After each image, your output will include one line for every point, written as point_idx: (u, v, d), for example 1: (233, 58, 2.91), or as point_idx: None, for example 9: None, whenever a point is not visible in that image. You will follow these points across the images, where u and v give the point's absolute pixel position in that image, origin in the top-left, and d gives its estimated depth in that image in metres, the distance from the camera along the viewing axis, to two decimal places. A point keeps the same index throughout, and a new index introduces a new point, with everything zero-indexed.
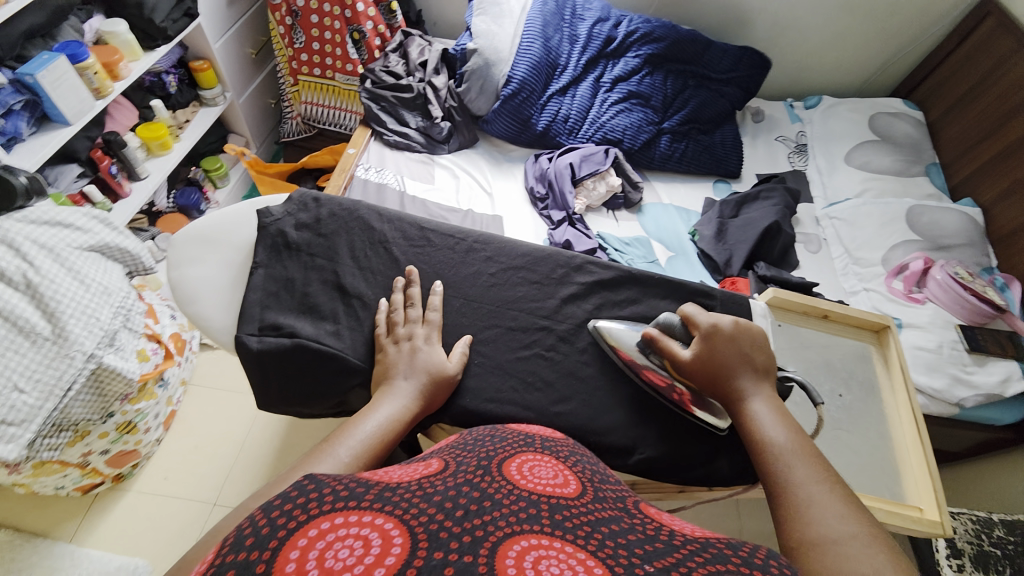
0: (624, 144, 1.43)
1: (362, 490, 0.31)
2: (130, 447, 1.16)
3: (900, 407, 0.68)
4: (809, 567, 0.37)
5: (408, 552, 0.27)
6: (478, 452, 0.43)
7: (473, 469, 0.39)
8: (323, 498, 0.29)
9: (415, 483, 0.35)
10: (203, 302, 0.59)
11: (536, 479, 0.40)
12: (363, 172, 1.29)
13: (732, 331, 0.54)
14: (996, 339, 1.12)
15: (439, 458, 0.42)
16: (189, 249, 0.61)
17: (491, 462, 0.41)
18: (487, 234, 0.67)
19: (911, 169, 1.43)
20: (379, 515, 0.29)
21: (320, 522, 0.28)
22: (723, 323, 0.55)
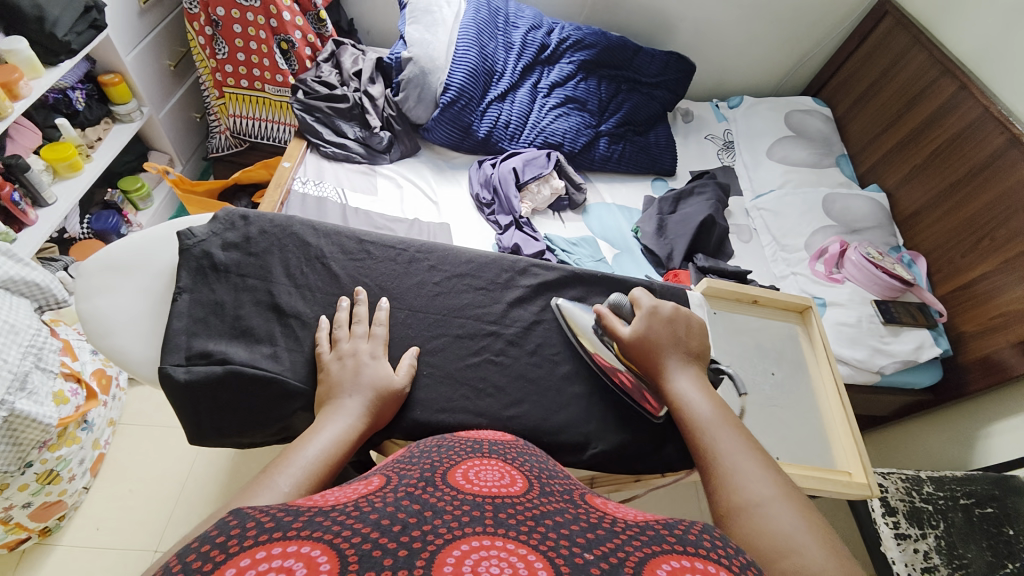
0: (564, 148, 1.46)
1: (290, 519, 0.30)
2: (54, 498, 1.05)
3: (825, 380, 0.75)
4: (738, 533, 0.42)
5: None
6: (423, 463, 0.43)
7: (416, 480, 0.39)
8: (244, 534, 0.28)
9: (352, 501, 0.34)
10: (121, 334, 0.55)
11: (481, 483, 0.40)
12: (301, 185, 1.24)
13: (669, 315, 0.57)
14: (907, 310, 1.24)
15: (380, 474, 0.41)
16: (102, 278, 0.56)
17: (436, 472, 0.41)
18: (429, 243, 0.66)
19: (823, 161, 1.56)
20: (306, 543, 0.28)
21: (241, 559, 0.27)
22: (662, 306, 0.58)
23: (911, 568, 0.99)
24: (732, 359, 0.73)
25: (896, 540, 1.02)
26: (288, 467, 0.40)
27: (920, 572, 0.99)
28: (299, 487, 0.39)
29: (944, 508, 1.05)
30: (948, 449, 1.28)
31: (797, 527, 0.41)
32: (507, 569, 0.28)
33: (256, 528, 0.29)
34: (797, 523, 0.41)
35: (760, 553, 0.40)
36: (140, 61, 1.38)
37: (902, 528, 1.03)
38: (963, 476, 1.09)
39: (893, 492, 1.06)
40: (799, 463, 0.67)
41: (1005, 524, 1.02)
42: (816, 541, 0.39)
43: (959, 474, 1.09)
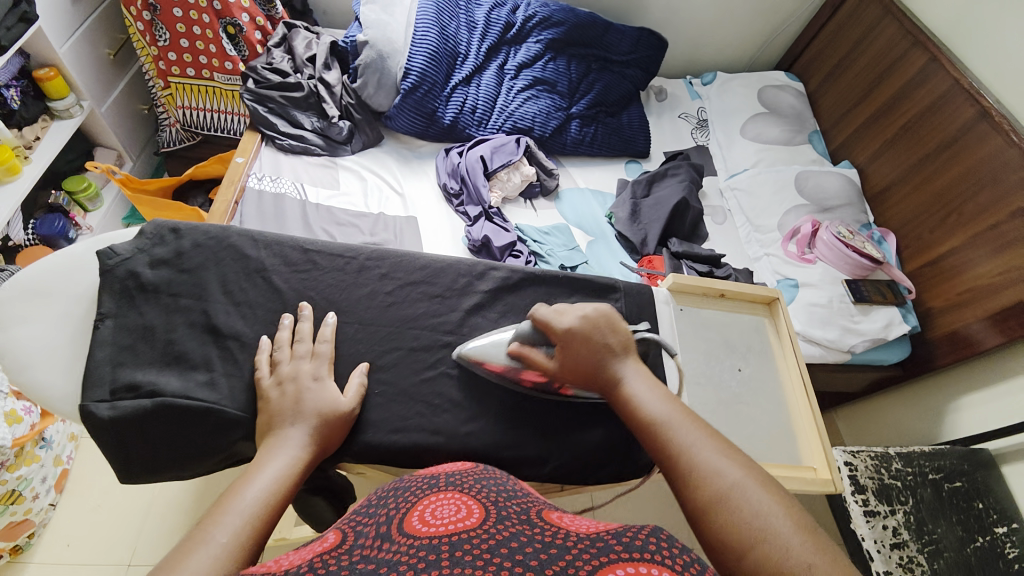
0: (535, 132, 1.42)
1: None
2: (19, 519, 1.01)
3: (791, 374, 0.74)
4: (719, 530, 0.41)
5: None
6: (379, 517, 0.42)
7: (371, 538, 0.38)
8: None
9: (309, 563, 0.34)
10: (38, 367, 0.51)
11: (436, 522, 0.40)
12: (256, 182, 1.18)
13: (581, 329, 0.53)
14: (877, 288, 1.25)
15: (337, 531, 0.42)
16: (10, 306, 0.51)
17: (392, 524, 0.40)
18: (380, 250, 0.62)
19: (796, 138, 1.54)
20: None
21: None
22: (571, 320, 0.53)
23: (880, 544, 1.02)
24: (698, 355, 0.72)
25: (866, 518, 1.04)
26: (227, 516, 0.37)
27: (890, 548, 1.02)
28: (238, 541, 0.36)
29: (914, 485, 1.08)
30: (914, 423, 1.31)
31: (767, 504, 0.41)
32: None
33: None
34: (768, 501, 0.41)
35: (742, 547, 0.39)
36: (75, 51, 1.28)
37: (871, 505, 1.05)
38: (932, 451, 1.11)
39: (862, 470, 1.08)
40: (764, 461, 0.67)
41: (975, 499, 1.06)
42: (782, 514, 0.40)
43: (930, 449, 1.11)
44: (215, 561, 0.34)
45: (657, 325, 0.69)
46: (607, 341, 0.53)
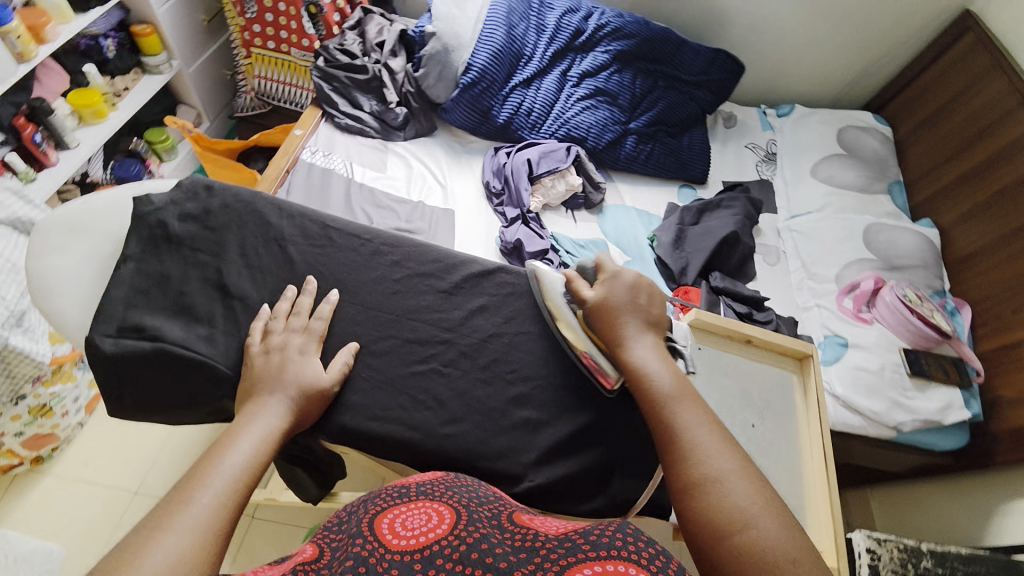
0: (588, 143, 1.38)
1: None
2: (46, 431, 1.10)
3: (812, 442, 0.67)
4: (699, 510, 0.42)
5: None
6: (350, 527, 0.42)
7: (342, 549, 0.38)
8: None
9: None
10: (60, 296, 0.54)
11: (407, 531, 0.39)
12: (309, 155, 1.22)
13: (631, 283, 0.56)
14: (940, 364, 1.12)
15: (313, 542, 0.41)
16: (52, 236, 0.55)
17: (362, 529, 0.40)
18: (398, 236, 0.62)
19: (873, 185, 1.42)
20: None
21: None
22: (626, 274, 0.57)
23: None
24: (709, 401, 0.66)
25: None
26: (208, 481, 0.40)
27: None
28: (222, 505, 0.40)
29: None
30: (960, 518, 1.16)
31: (754, 500, 0.41)
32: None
33: None
34: (755, 496, 0.42)
35: (720, 528, 0.40)
36: (173, 14, 1.38)
37: None
38: (968, 555, 0.97)
39: (884, 561, 0.97)
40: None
41: None
42: (766, 510, 0.41)
43: (966, 551, 0.98)
44: (198, 523, 0.37)
45: None
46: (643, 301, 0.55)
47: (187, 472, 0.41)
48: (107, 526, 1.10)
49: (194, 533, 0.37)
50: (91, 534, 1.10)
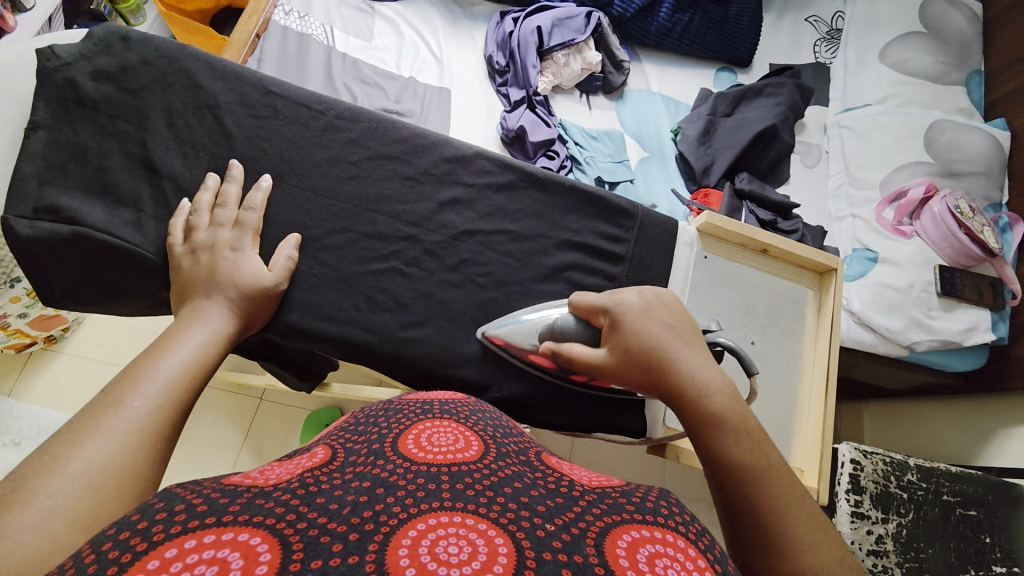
0: (613, 9, 1.17)
1: (227, 501, 0.28)
2: (52, 313, 1.12)
3: (816, 364, 0.62)
4: None
5: (277, 567, 0.24)
6: (372, 431, 0.40)
7: (364, 454, 0.36)
8: (171, 519, 0.26)
9: (297, 479, 0.32)
10: None
11: (434, 450, 0.37)
12: (283, 16, 1.04)
13: (641, 306, 0.45)
14: (976, 284, 1.02)
15: (326, 444, 0.38)
16: None
17: (386, 440, 0.38)
18: (356, 110, 0.52)
19: (949, 75, 1.17)
20: (245, 530, 0.26)
21: (165, 551, 0.24)
22: (630, 299, 0.46)
23: (857, 547, 0.94)
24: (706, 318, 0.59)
25: (851, 518, 0.95)
26: (142, 382, 0.37)
27: (867, 553, 0.94)
28: (160, 410, 0.37)
29: (919, 500, 0.97)
30: (957, 438, 1.15)
31: None
32: (466, 549, 0.27)
33: (185, 511, 0.27)
34: None
35: None
36: None
37: (863, 507, 0.95)
38: (955, 473, 0.99)
39: (867, 472, 0.97)
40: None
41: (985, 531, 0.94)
42: None
43: (955, 470, 0.99)
44: (131, 426, 0.35)
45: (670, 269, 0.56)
46: (667, 322, 0.44)
47: (120, 373, 0.38)
48: None
49: (127, 436, 0.34)
50: None
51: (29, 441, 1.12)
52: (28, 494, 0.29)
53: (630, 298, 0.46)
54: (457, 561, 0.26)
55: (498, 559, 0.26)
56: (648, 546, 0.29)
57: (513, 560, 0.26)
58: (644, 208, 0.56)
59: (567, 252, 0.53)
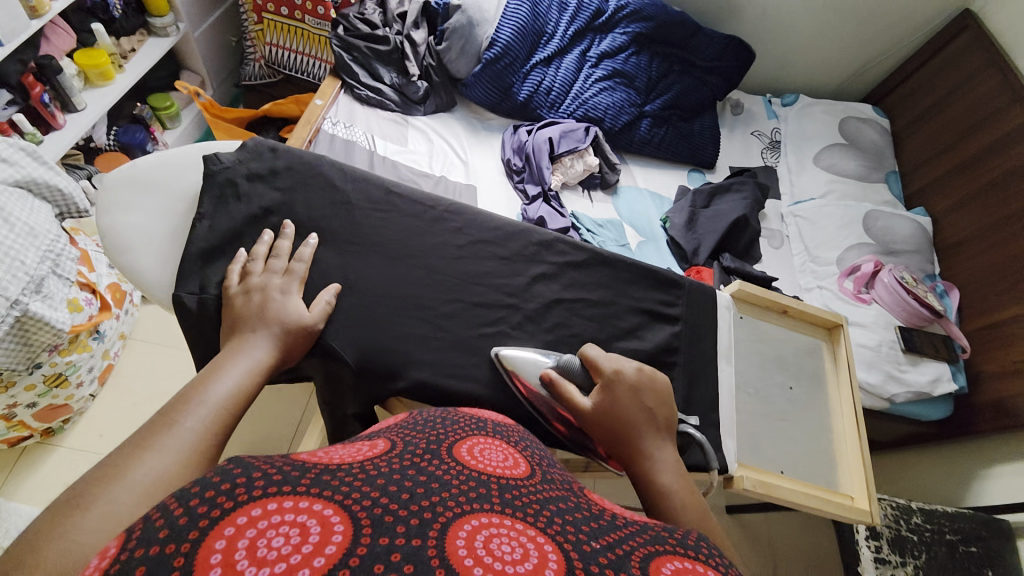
0: (605, 124, 1.40)
1: (298, 474, 0.32)
2: (60, 402, 1.09)
3: (843, 402, 0.73)
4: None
5: (350, 540, 0.28)
6: (429, 433, 0.44)
7: (421, 450, 0.40)
8: (253, 483, 0.30)
9: (358, 464, 0.36)
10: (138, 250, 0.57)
11: (485, 461, 0.41)
12: (331, 126, 1.21)
13: (633, 380, 0.55)
14: (931, 341, 1.20)
15: (385, 437, 0.43)
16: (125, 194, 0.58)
17: (442, 444, 0.42)
18: (460, 205, 0.65)
19: (871, 175, 1.47)
20: (318, 500, 0.30)
21: (251, 509, 0.28)
22: (625, 370, 0.55)
23: None
24: (751, 363, 0.71)
25: (875, 564, 1.02)
26: (195, 407, 0.44)
27: None
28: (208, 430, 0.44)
29: (929, 541, 1.04)
30: (939, 482, 1.27)
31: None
32: (519, 549, 0.31)
33: (263, 478, 0.31)
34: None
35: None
36: None
37: (884, 553, 1.02)
38: (953, 512, 1.07)
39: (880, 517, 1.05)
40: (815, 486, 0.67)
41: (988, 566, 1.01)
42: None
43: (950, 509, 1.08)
44: (179, 444, 0.41)
45: (719, 329, 0.68)
46: (649, 405, 0.53)
47: (176, 395, 0.45)
48: None
49: (175, 453, 0.40)
50: None
51: None
52: (93, 498, 0.35)
53: (625, 369, 0.55)
54: (511, 558, 0.30)
55: (550, 561, 0.30)
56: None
57: (563, 565, 0.30)
58: (691, 278, 0.68)
59: (635, 315, 0.65)
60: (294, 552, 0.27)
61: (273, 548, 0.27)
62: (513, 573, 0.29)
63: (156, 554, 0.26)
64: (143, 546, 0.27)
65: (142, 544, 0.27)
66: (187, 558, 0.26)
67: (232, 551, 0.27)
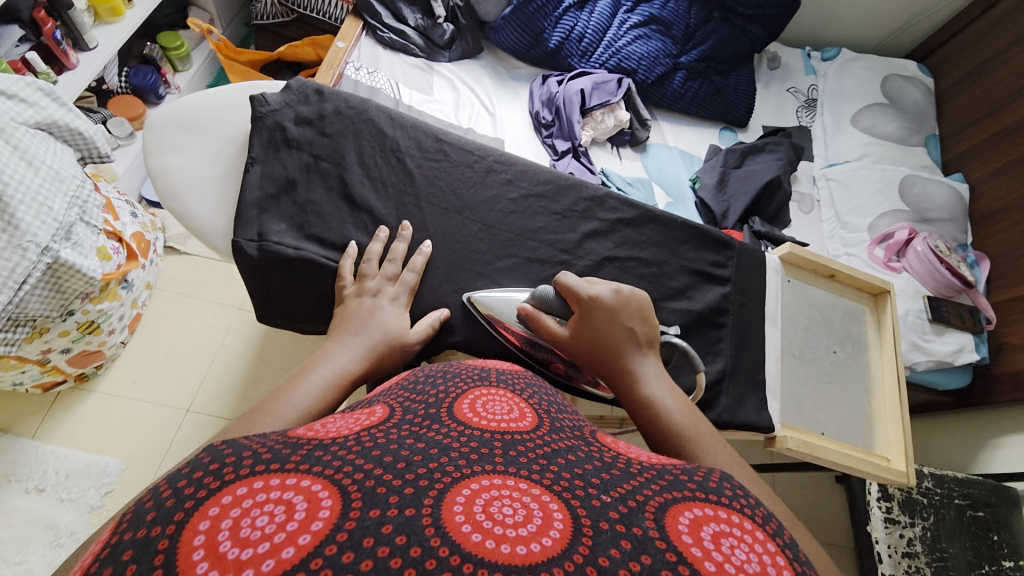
0: (638, 76, 1.32)
1: (288, 451, 0.30)
2: (93, 348, 1.12)
3: (885, 366, 0.80)
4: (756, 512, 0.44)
5: (338, 515, 0.26)
6: (429, 393, 0.42)
7: (420, 416, 0.37)
8: (240, 462, 0.29)
9: (354, 435, 0.33)
10: (200, 198, 0.66)
11: (489, 417, 0.39)
12: (353, 71, 1.16)
13: (611, 304, 0.57)
14: (958, 311, 1.20)
15: (383, 403, 0.41)
16: (186, 149, 0.68)
17: (442, 406, 0.40)
18: (509, 157, 0.72)
19: (911, 138, 1.41)
20: (306, 477, 0.28)
21: (236, 489, 0.27)
22: (603, 294, 0.57)
23: (892, 549, 1.06)
24: (798, 328, 0.78)
25: (884, 523, 1.08)
26: None
27: (900, 555, 1.05)
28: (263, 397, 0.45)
29: (938, 503, 1.09)
30: (952, 450, 1.32)
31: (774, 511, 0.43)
32: (521, 512, 0.28)
33: (251, 458, 0.30)
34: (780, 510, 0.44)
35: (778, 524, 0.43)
36: None
37: (893, 513, 1.08)
38: (965, 479, 1.11)
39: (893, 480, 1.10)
40: (843, 441, 0.75)
41: (992, 530, 1.08)
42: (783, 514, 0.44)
43: (961, 475, 1.11)
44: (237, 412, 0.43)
45: (766, 291, 0.76)
46: (631, 325, 0.56)
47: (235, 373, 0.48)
48: (161, 437, 1.18)
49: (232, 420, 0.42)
50: (144, 447, 1.17)
51: (54, 486, 1.11)
52: None
53: (602, 294, 0.57)
54: (513, 522, 0.28)
55: (555, 524, 0.28)
56: (713, 525, 0.30)
57: (569, 526, 0.28)
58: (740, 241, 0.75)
59: (685, 276, 0.72)
60: (277, 531, 0.25)
61: (256, 528, 0.25)
62: (513, 538, 0.27)
63: (143, 537, 0.25)
64: (131, 531, 0.25)
65: (131, 528, 0.26)
66: (171, 541, 0.25)
67: (216, 533, 0.25)
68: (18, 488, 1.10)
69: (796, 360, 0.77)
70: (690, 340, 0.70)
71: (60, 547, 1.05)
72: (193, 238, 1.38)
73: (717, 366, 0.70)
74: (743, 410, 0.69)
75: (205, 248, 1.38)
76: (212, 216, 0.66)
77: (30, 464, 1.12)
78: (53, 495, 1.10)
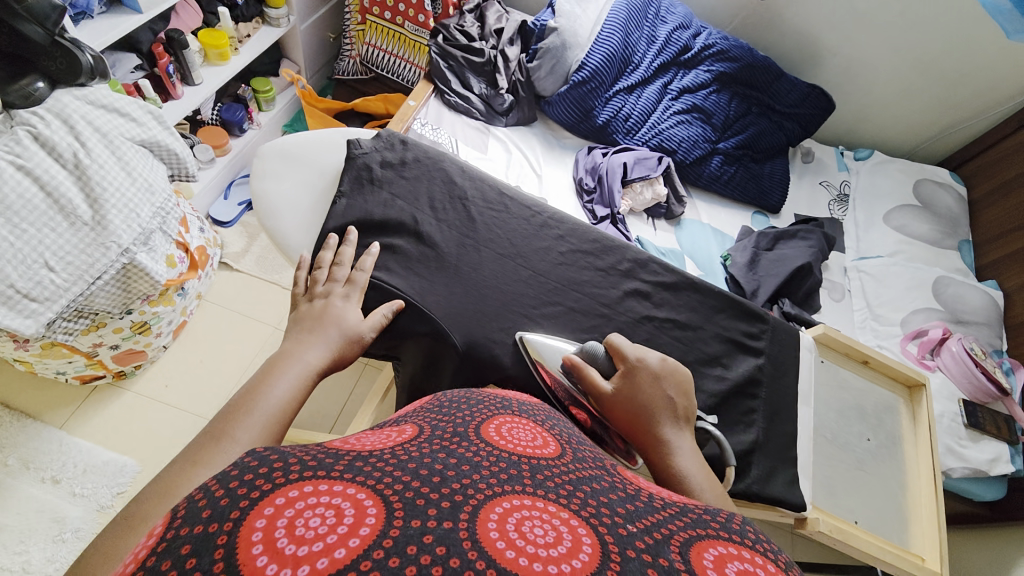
0: (677, 155, 1.41)
1: (331, 461, 0.31)
2: (138, 348, 1.18)
3: (921, 463, 0.78)
4: None
5: (384, 522, 0.27)
6: (455, 415, 0.43)
7: (449, 433, 0.38)
8: (289, 469, 0.30)
9: (388, 449, 0.34)
10: (296, 224, 0.74)
11: (514, 440, 0.40)
12: (419, 126, 1.29)
13: (655, 368, 0.60)
14: (994, 419, 1.16)
15: (412, 423, 0.41)
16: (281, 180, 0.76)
17: (469, 426, 0.40)
18: (561, 215, 0.78)
19: (944, 241, 1.43)
20: (351, 485, 0.29)
21: (288, 491, 0.28)
22: (649, 359, 0.60)
23: None
24: (831, 411, 0.78)
25: None
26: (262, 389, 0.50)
27: None
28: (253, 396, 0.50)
29: None
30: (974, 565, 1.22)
31: None
32: (552, 533, 0.29)
33: (296, 465, 0.30)
34: None
35: None
36: None
37: None
38: None
39: None
40: (875, 534, 0.72)
41: None
42: None
43: None
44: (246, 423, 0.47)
45: (800, 368, 0.77)
46: (673, 393, 0.58)
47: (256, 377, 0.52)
48: (178, 445, 1.20)
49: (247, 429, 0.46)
50: (163, 450, 1.19)
51: (69, 479, 1.13)
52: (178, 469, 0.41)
53: (650, 358, 0.61)
54: (544, 542, 0.28)
55: (584, 548, 0.28)
56: (736, 562, 0.30)
57: (597, 551, 0.28)
58: (776, 317, 0.77)
59: (719, 343, 0.74)
60: (329, 532, 0.26)
61: (309, 529, 0.26)
62: (545, 557, 0.27)
63: (201, 533, 0.26)
64: (187, 526, 0.26)
65: (187, 524, 0.27)
66: (230, 537, 0.26)
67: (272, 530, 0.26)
68: (33, 477, 1.12)
69: (829, 443, 0.76)
70: (723, 409, 0.71)
71: (62, 543, 1.07)
72: (247, 257, 1.48)
73: (748, 436, 0.70)
74: (772, 483, 0.68)
75: (255, 269, 1.47)
76: (301, 238, 0.73)
77: (49, 454, 1.15)
78: (67, 488, 1.12)
